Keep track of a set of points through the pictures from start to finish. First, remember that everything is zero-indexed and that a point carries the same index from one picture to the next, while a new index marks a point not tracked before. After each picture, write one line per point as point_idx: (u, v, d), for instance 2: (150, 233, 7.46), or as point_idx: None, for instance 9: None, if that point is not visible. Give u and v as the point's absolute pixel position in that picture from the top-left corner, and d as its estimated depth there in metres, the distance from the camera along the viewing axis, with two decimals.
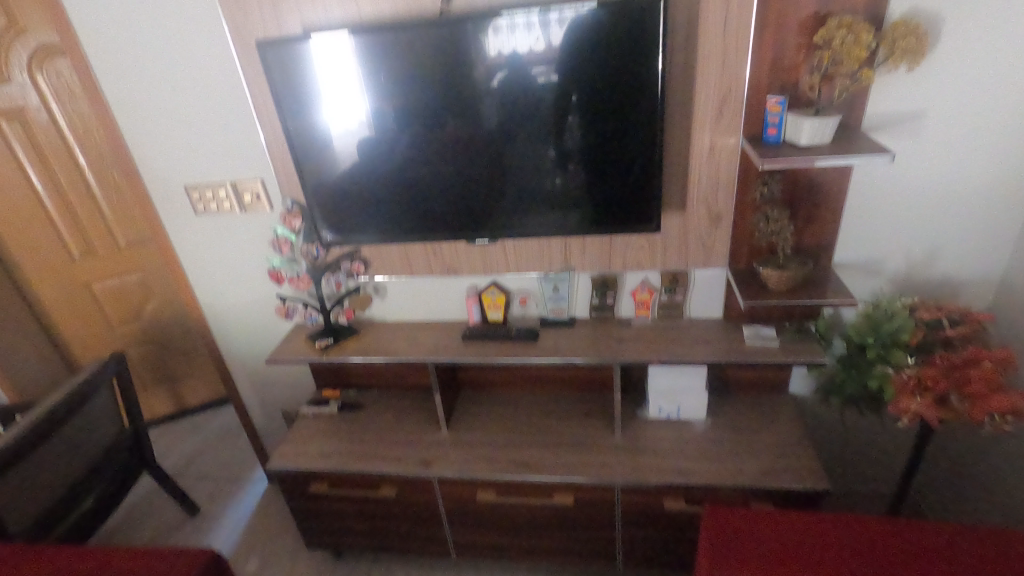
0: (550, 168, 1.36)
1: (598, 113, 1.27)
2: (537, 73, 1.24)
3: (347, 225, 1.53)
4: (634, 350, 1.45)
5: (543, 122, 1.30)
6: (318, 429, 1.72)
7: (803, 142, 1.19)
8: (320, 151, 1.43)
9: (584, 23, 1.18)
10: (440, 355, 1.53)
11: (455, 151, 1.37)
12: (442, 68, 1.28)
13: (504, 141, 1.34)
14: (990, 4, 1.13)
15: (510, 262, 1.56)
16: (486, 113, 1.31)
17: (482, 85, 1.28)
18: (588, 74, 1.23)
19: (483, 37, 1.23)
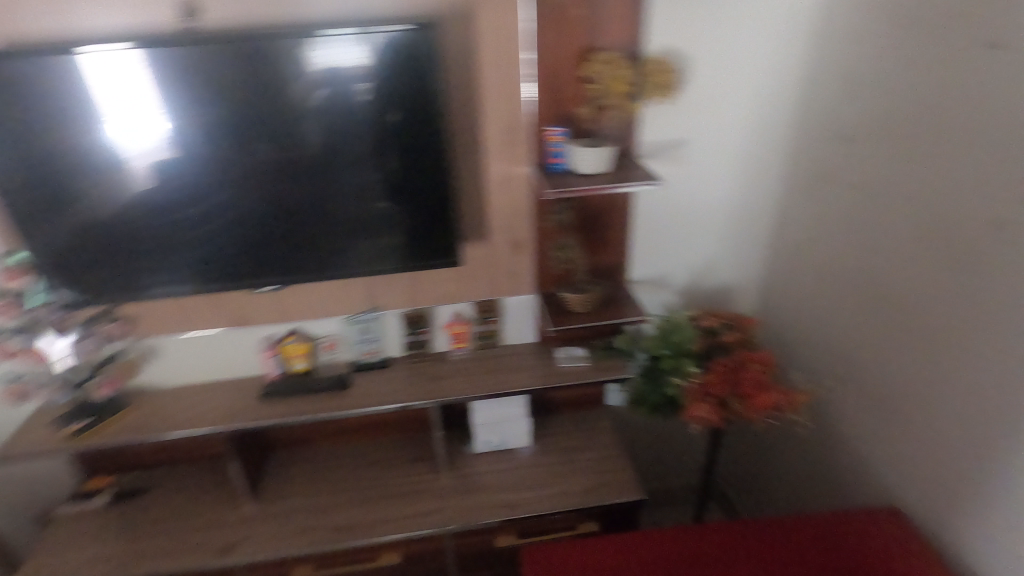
0: (366, 194, 1.25)
1: (409, 139, 1.20)
2: (357, 92, 1.15)
3: (136, 274, 1.27)
4: (454, 385, 1.39)
5: (358, 146, 1.20)
6: (77, 532, 1.38)
7: (585, 171, 1.24)
8: (90, 184, 1.17)
9: (397, 46, 1.12)
10: (231, 422, 1.32)
11: (272, 177, 1.21)
12: (252, 80, 1.12)
13: (309, 170, 1.21)
14: (731, 47, 1.29)
15: (310, 305, 1.43)
16: (309, 135, 1.18)
17: (303, 104, 1.15)
18: (403, 98, 1.16)
19: (306, 52, 1.11)
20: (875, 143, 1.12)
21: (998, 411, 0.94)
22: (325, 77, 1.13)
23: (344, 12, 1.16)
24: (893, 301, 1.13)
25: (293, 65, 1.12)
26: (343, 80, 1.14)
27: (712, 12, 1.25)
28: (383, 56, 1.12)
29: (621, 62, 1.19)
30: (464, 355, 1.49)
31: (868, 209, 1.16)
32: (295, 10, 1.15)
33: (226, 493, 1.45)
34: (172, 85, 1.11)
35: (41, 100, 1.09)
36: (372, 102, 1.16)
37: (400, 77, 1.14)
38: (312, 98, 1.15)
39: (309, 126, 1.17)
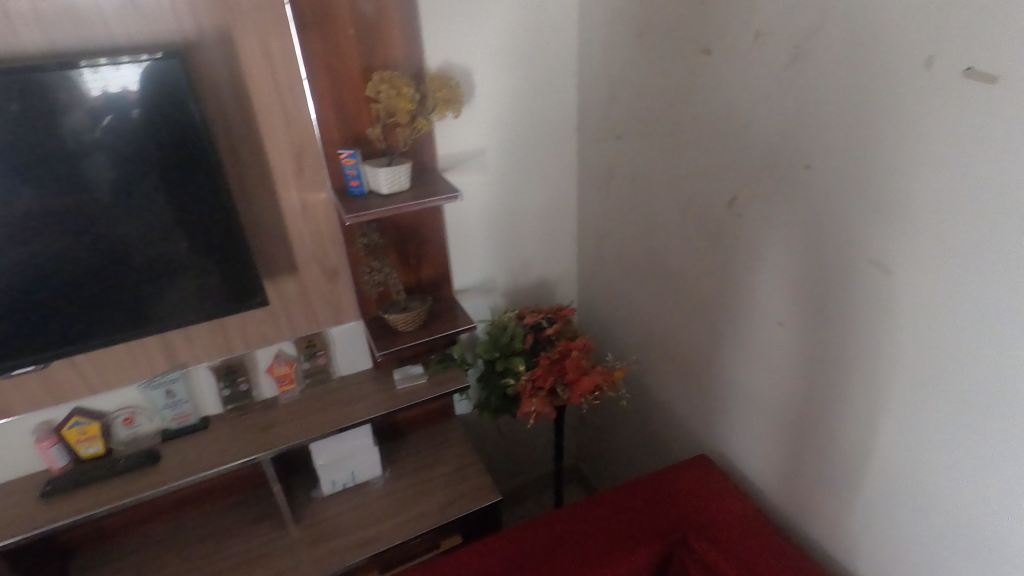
0: (161, 236, 1.12)
1: (187, 175, 1.09)
2: (137, 124, 1.02)
3: None
4: (285, 431, 1.30)
5: (156, 181, 1.07)
6: None
7: (384, 191, 1.22)
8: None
9: (165, 74, 1.01)
10: (3, 537, 1.09)
11: (52, 228, 1.04)
12: (7, 114, 0.94)
13: (83, 220, 1.05)
14: (506, 59, 1.35)
15: (96, 375, 1.24)
16: (97, 174, 1.03)
17: (78, 141, 1.00)
18: (190, 129, 1.06)
19: (70, 83, 0.96)
20: (644, 137, 1.28)
21: (765, 352, 1.13)
22: (107, 107, 1.00)
23: (79, 40, 1.00)
24: (677, 272, 1.30)
25: (65, 95, 0.96)
26: (129, 106, 1.01)
27: (495, 24, 1.31)
28: (178, 79, 1.02)
29: (404, 81, 1.20)
30: (294, 397, 1.40)
31: (651, 193, 1.31)
32: (10, 38, 0.96)
33: None
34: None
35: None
36: (178, 130, 1.05)
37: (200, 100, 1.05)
38: (90, 130, 1.00)
39: (91, 162, 1.02)
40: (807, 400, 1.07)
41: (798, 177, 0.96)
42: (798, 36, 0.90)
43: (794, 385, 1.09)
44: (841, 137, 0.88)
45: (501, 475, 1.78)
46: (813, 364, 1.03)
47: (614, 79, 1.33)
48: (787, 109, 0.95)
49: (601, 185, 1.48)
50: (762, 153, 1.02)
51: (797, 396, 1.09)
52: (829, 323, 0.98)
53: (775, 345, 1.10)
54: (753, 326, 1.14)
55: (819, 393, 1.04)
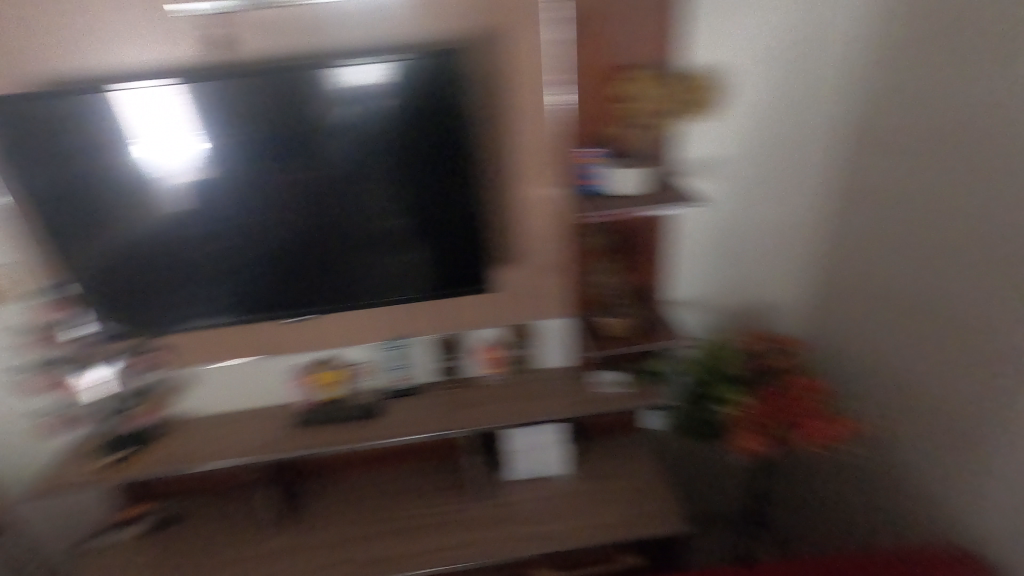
0: (385, 215, 1.23)
1: (427, 164, 1.19)
2: (376, 110, 1.14)
3: (172, 305, 1.29)
4: (488, 412, 1.36)
5: (387, 165, 1.18)
6: (113, 565, 1.36)
7: (620, 190, 1.21)
8: (115, 211, 1.18)
9: (414, 74, 1.12)
10: (267, 454, 1.30)
11: (296, 198, 1.20)
12: (282, 102, 1.12)
13: (329, 195, 1.21)
14: (770, 63, 1.26)
15: (344, 330, 1.43)
16: (333, 154, 1.17)
17: (324, 124, 1.14)
18: (424, 122, 1.15)
19: (331, 76, 1.11)
20: (920, 155, 1.06)
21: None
22: (354, 98, 1.13)
23: (374, 38, 1.15)
24: (958, 330, 1.04)
25: (325, 88, 1.12)
26: (375, 97, 1.13)
27: (759, 29, 1.24)
28: (422, 76, 1.12)
29: (658, 78, 1.13)
30: (498, 380, 1.45)
31: (932, 228, 1.06)
32: (321, 40, 1.14)
33: (260, 523, 1.41)
34: (203, 112, 1.13)
35: (50, 136, 1.11)
36: (414, 122, 1.15)
37: (445, 93, 1.14)
38: (336, 116, 1.14)
39: (335, 144, 1.16)
40: None
41: None
42: None
43: None
44: None
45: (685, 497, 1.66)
46: None
47: (879, 91, 1.11)
48: None
49: (839, 218, 1.26)
50: None
51: None
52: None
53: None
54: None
55: None
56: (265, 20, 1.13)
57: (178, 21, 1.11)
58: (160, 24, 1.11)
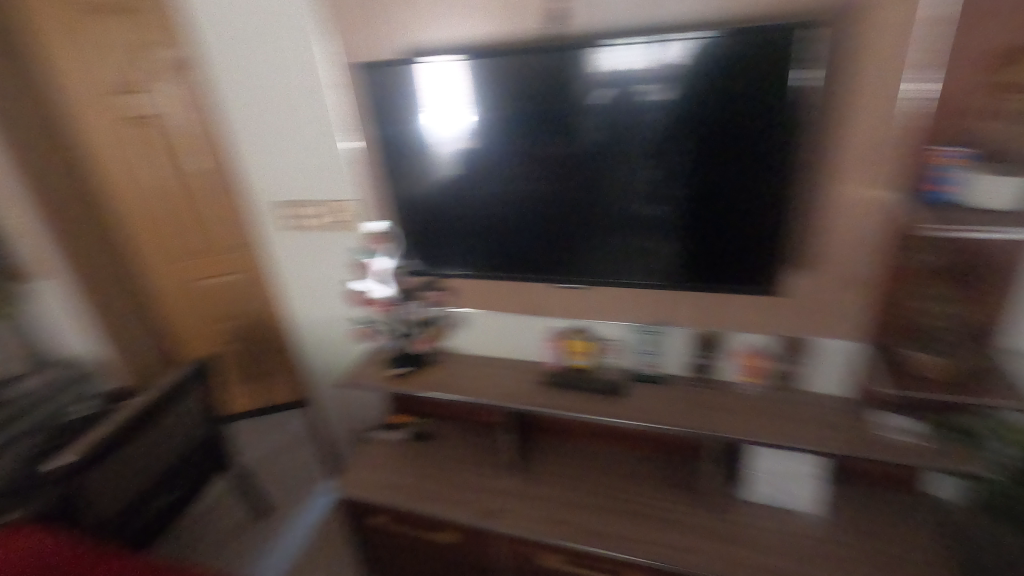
0: (636, 199, 1.24)
1: (706, 147, 1.13)
2: (641, 92, 1.13)
3: (438, 255, 1.50)
4: (737, 421, 1.25)
5: (637, 150, 1.19)
6: (382, 457, 1.64)
7: (982, 204, 0.96)
8: (404, 166, 1.40)
9: (687, 57, 1.07)
10: (516, 401, 1.41)
11: (549, 172, 1.28)
12: (548, 85, 1.19)
13: (585, 172, 1.25)
14: None
15: (605, 305, 1.46)
16: (586, 131, 1.21)
17: (580, 102, 1.18)
18: (691, 106, 1.10)
19: (594, 57, 1.14)
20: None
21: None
22: (612, 82, 1.14)
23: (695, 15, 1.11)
24: None
25: (585, 70, 1.15)
26: (635, 82, 1.13)
27: None
28: (687, 63, 1.08)
29: None
30: (754, 392, 1.34)
31: None
32: (635, 16, 1.16)
33: (496, 461, 1.55)
34: (503, 84, 1.23)
35: (386, 97, 1.34)
36: (670, 109, 1.12)
37: (710, 82, 1.07)
38: (593, 98, 1.17)
39: (589, 124, 1.20)
40: None
41: None
42: None
43: None
44: None
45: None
46: None
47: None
48: None
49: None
50: None
51: None
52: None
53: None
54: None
55: None
56: None
57: None
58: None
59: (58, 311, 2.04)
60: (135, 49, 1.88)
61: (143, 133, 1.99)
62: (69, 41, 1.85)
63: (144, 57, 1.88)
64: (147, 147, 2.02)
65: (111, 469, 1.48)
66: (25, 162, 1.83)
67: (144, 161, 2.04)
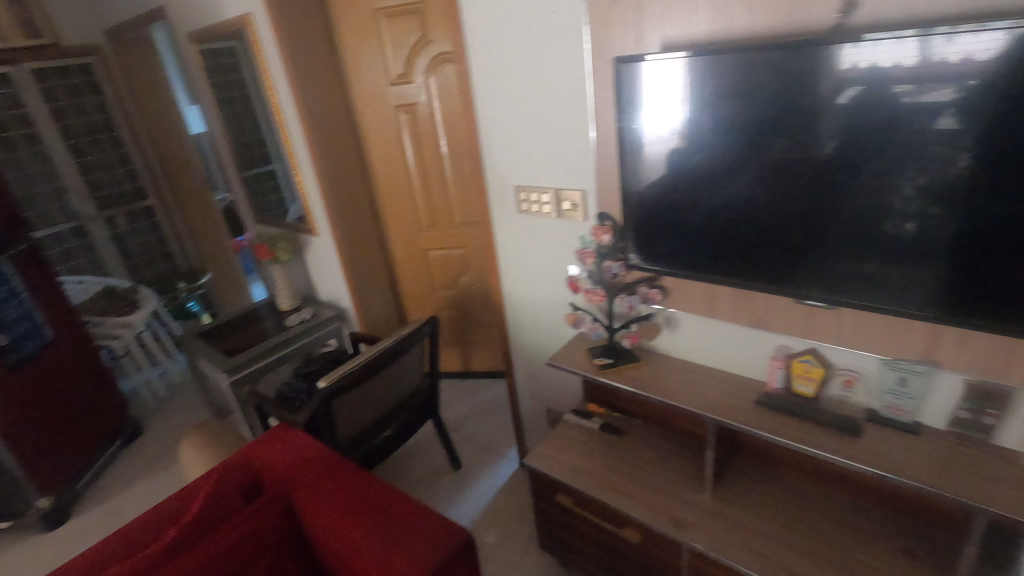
0: (893, 215, 1.08)
1: (996, 159, 0.94)
2: (900, 92, 1.00)
3: (653, 252, 1.49)
4: (1017, 499, 1.02)
5: (893, 158, 1.04)
6: (573, 441, 1.69)
7: None
8: (629, 161, 1.43)
9: (970, 51, 0.91)
10: (725, 416, 1.33)
11: (776, 177, 1.20)
12: (779, 87, 1.13)
13: (825, 180, 1.14)
14: None
15: (848, 332, 1.27)
16: (822, 135, 1.11)
17: (822, 103, 1.09)
18: (970, 107, 0.94)
19: (835, 55, 1.04)
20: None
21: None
22: (866, 81, 1.03)
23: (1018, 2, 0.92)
24: None
25: (833, 69, 1.06)
26: (895, 81, 1.00)
27: None
28: (968, 60, 0.92)
29: None
30: None
31: None
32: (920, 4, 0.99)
33: (689, 473, 1.50)
34: (759, 79, 1.15)
35: (630, 93, 1.36)
36: (938, 112, 0.98)
37: (999, 80, 0.90)
38: (835, 99, 1.07)
39: (830, 128, 1.10)
40: None
41: None
42: None
43: None
44: None
45: None
46: None
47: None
48: None
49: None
50: None
51: None
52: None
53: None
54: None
55: None
56: None
57: None
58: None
59: (323, 267, 2.62)
60: (412, 47, 2.20)
61: (406, 119, 2.34)
62: (365, 41, 2.24)
63: (416, 53, 2.21)
64: (409, 132, 2.37)
65: (352, 399, 1.77)
66: (319, 141, 2.30)
67: (402, 143, 2.40)
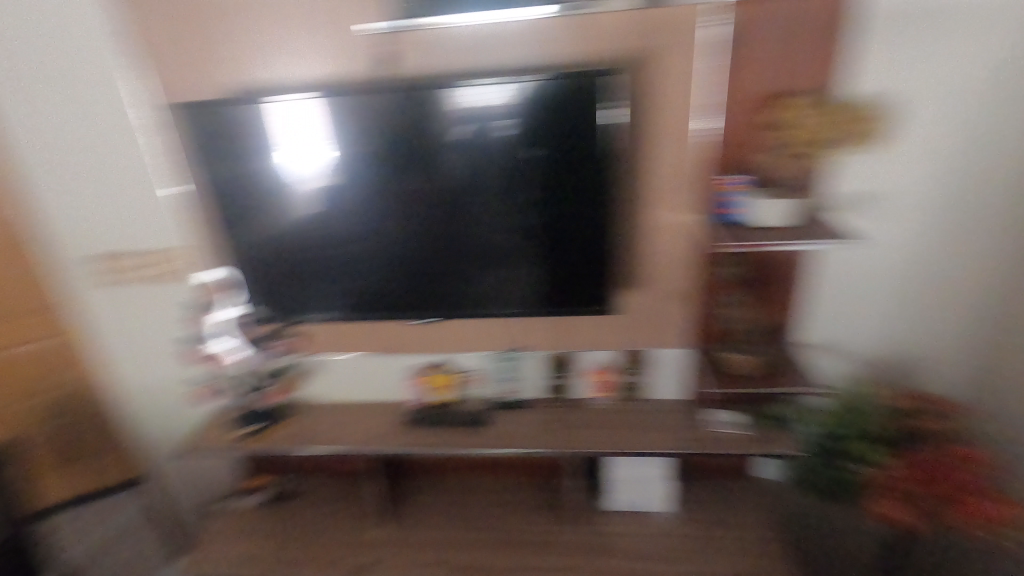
0: (495, 232, 1.28)
1: (560, 181, 1.21)
2: (498, 127, 1.18)
3: (295, 302, 1.42)
4: (592, 437, 1.33)
5: (494, 184, 1.23)
6: (236, 529, 1.49)
7: (764, 224, 1.15)
8: (236, 208, 1.32)
9: (539, 95, 1.14)
10: (376, 446, 1.36)
11: (417, 207, 1.28)
12: (411, 124, 1.20)
13: (451, 206, 1.26)
14: (960, 93, 1.11)
15: (470, 334, 1.48)
16: (449, 165, 1.23)
17: (445, 137, 1.20)
18: (545, 139, 1.17)
19: (452, 96, 1.17)
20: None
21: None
22: (439, 126, 1.20)
23: (508, 61, 1.19)
24: None
25: (413, 116, 1.20)
26: (490, 120, 1.18)
27: (939, 56, 1.09)
28: (539, 103, 1.15)
29: (819, 108, 1.09)
30: (606, 405, 1.43)
31: None
32: (459, 61, 1.21)
33: (363, 511, 1.49)
34: (351, 125, 1.22)
35: (217, 140, 1.26)
36: (521, 146, 1.19)
37: (560, 120, 1.15)
38: (454, 133, 1.20)
39: (453, 160, 1.22)
40: None
41: None
42: None
43: None
44: None
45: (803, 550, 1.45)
46: None
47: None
48: None
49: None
50: None
51: None
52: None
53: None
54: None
55: None
56: (423, 39, 1.20)
57: (345, 40, 1.22)
58: (341, 39, 1.22)
59: None
60: None
61: None
62: None
63: None
64: None
65: None
66: None
67: None
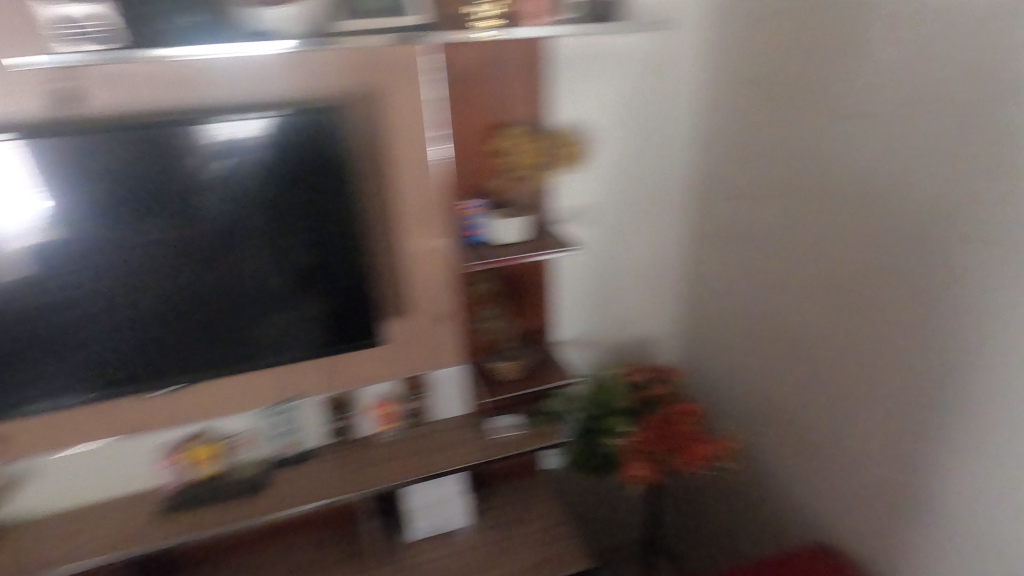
0: (261, 277, 1.18)
1: (332, 217, 1.18)
2: (263, 164, 1.10)
3: (11, 392, 1.13)
4: (383, 472, 1.30)
5: (265, 225, 1.14)
6: None
7: (502, 241, 1.26)
8: None
9: (305, 129, 1.10)
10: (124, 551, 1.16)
11: (177, 256, 1.11)
12: (156, 164, 1.05)
13: (217, 251, 1.13)
14: (637, 120, 1.37)
15: (228, 396, 1.32)
16: (209, 207, 1.10)
17: (204, 176, 1.08)
18: (315, 174, 1.14)
19: (206, 131, 1.06)
20: (784, 194, 1.17)
21: (929, 433, 0.97)
22: (160, 173, 1.06)
23: (226, 97, 1.11)
24: (780, 340, 1.26)
25: (130, 160, 1.04)
26: (251, 155, 1.09)
27: (615, 89, 1.33)
28: (306, 136, 1.11)
29: (531, 136, 1.25)
30: (394, 436, 1.41)
31: (759, 264, 1.28)
32: (168, 98, 1.09)
33: None
34: (43, 173, 1.01)
35: None
36: (292, 181, 1.12)
37: (330, 154, 1.13)
38: (212, 172, 1.08)
39: (215, 200, 1.10)
40: (970, 489, 0.93)
41: (959, 252, 0.86)
42: (953, 105, 0.84)
43: (946, 464, 0.96)
44: (995, 209, 0.81)
45: (590, 519, 1.70)
46: (974, 445, 0.90)
47: (745, 122, 1.23)
48: (931, 173, 0.88)
49: (719, 245, 1.39)
50: (909, 219, 0.93)
51: (952, 479, 0.95)
52: (991, 389, 0.86)
53: (938, 423, 0.95)
54: (927, 401, 0.96)
55: (980, 481, 0.91)
56: (114, 74, 1.05)
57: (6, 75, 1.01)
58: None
59: None
60: None
61: None
62: None
63: None
64: None
65: None
66: None
67: None
